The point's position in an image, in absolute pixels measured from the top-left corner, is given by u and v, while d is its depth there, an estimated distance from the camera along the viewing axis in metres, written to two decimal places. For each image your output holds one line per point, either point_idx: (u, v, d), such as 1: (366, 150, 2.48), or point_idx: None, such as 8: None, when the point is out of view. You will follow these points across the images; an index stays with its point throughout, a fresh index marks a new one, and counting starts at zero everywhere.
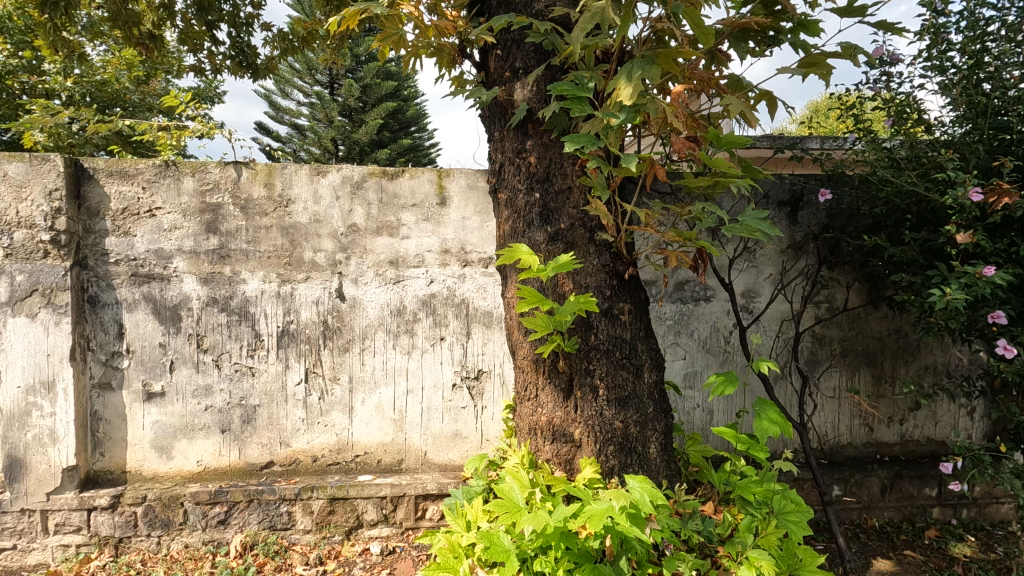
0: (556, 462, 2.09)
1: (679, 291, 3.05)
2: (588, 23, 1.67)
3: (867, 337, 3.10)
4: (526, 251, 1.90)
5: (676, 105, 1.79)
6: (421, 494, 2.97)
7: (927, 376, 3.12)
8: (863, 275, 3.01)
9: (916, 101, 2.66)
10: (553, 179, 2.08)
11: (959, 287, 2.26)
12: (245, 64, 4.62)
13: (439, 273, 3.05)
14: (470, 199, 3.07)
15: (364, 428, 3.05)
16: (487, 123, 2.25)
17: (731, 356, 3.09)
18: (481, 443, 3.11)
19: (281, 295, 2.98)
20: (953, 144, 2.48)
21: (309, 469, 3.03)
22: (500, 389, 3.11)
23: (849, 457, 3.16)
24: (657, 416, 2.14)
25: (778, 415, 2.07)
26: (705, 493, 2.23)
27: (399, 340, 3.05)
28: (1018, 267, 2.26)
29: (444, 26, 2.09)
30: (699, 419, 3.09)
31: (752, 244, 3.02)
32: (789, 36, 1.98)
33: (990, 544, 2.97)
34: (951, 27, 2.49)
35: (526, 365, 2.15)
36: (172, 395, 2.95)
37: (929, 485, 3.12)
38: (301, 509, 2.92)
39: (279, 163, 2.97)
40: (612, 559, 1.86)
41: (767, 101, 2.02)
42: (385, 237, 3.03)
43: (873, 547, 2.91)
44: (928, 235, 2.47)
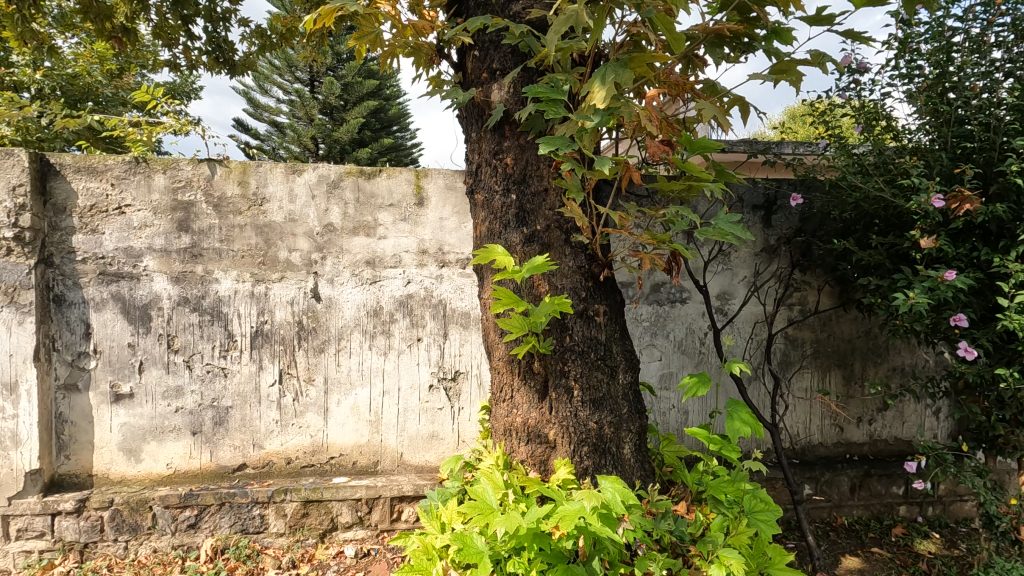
0: (531, 463, 2.10)
1: (656, 293, 3.08)
2: (562, 27, 1.67)
3: (838, 339, 3.17)
4: (501, 253, 1.90)
5: (650, 109, 1.79)
6: (397, 496, 2.95)
7: (895, 377, 3.20)
8: (834, 278, 3.08)
9: (884, 109, 2.72)
10: (530, 181, 2.08)
11: (922, 290, 2.33)
12: (222, 61, 4.55)
13: (416, 274, 3.04)
14: (448, 199, 3.06)
15: (339, 430, 3.02)
16: (464, 124, 2.25)
17: (706, 357, 3.13)
18: (458, 444, 3.10)
19: (254, 295, 2.94)
20: (919, 151, 2.54)
21: (283, 472, 2.99)
22: (477, 390, 3.10)
23: (819, 456, 3.22)
24: (631, 417, 2.16)
25: (749, 415, 2.10)
26: (678, 493, 2.26)
27: (376, 341, 3.03)
28: (979, 272, 2.34)
29: (422, 26, 2.09)
30: (674, 419, 3.13)
31: (727, 247, 3.07)
32: (763, 43, 2.01)
33: (954, 541, 3.05)
34: (917, 37, 2.55)
35: (501, 366, 2.16)
36: (141, 396, 2.89)
37: (896, 484, 3.20)
38: (274, 512, 2.88)
39: (254, 161, 2.93)
40: (585, 559, 1.87)
41: (740, 107, 2.05)
42: (362, 237, 3.00)
43: (842, 545, 2.97)
44: (894, 240, 2.54)
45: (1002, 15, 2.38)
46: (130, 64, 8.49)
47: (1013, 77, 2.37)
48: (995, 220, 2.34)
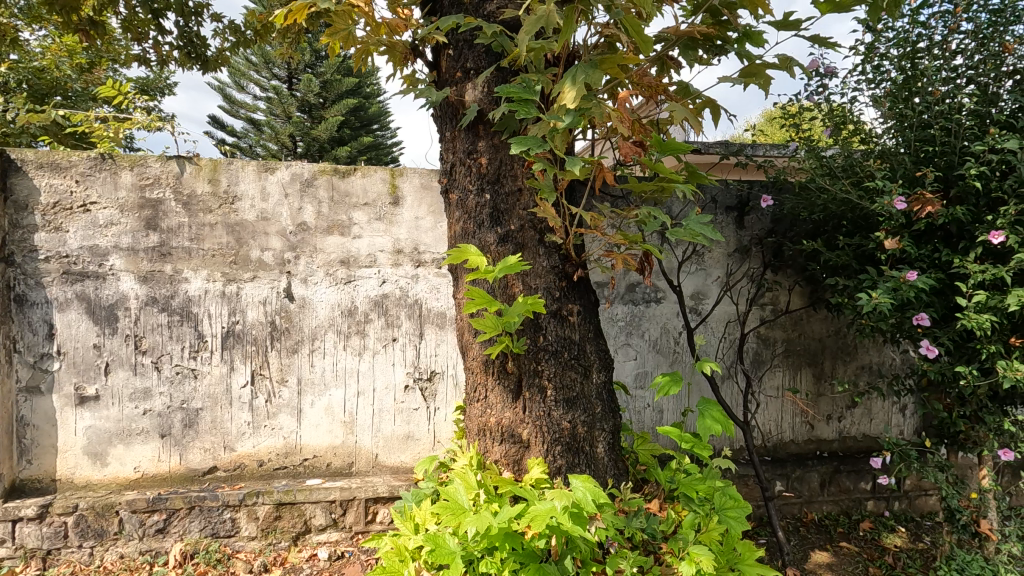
0: (504, 463, 2.10)
1: (631, 293, 3.10)
2: (533, 27, 1.68)
3: (809, 338, 3.23)
4: (474, 252, 1.90)
5: (621, 110, 1.80)
6: (371, 497, 2.92)
7: (863, 375, 3.27)
8: (804, 278, 3.14)
9: (853, 112, 2.77)
10: (504, 181, 2.08)
11: (885, 291, 2.39)
12: (194, 56, 4.46)
13: (391, 274, 3.02)
14: (424, 199, 3.04)
15: (313, 431, 2.99)
16: (439, 123, 2.23)
17: (681, 356, 3.17)
18: (433, 444, 3.09)
19: (225, 295, 2.89)
20: (884, 155, 2.60)
21: (255, 474, 2.94)
22: (452, 391, 3.09)
23: (791, 453, 3.27)
24: (605, 416, 2.17)
25: (720, 413, 2.13)
26: (652, 491, 2.27)
27: (350, 341, 3.00)
28: (940, 273, 2.40)
29: (397, 24, 2.08)
30: (648, 418, 3.16)
31: (701, 247, 3.11)
32: (735, 45, 2.03)
33: (919, 534, 3.13)
34: (884, 43, 2.60)
35: (475, 366, 2.16)
36: (108, 398, 2.81)
37: (864, 479, 3.27)
38: (245, 516, 2.83)
39: (225, 159, 2.89)
40: (557, 558, 1.87)
41: (711, 108, 2.07)
42: (336, 236, 2.97)
43: (811, 540, 3.03)
44: (860, 241, 2.61)
45: (963, 21, 2.45)
46: (100, 58, 8.24)
47: (974, 84, 2.44)
48: (955, 222, 2.41)
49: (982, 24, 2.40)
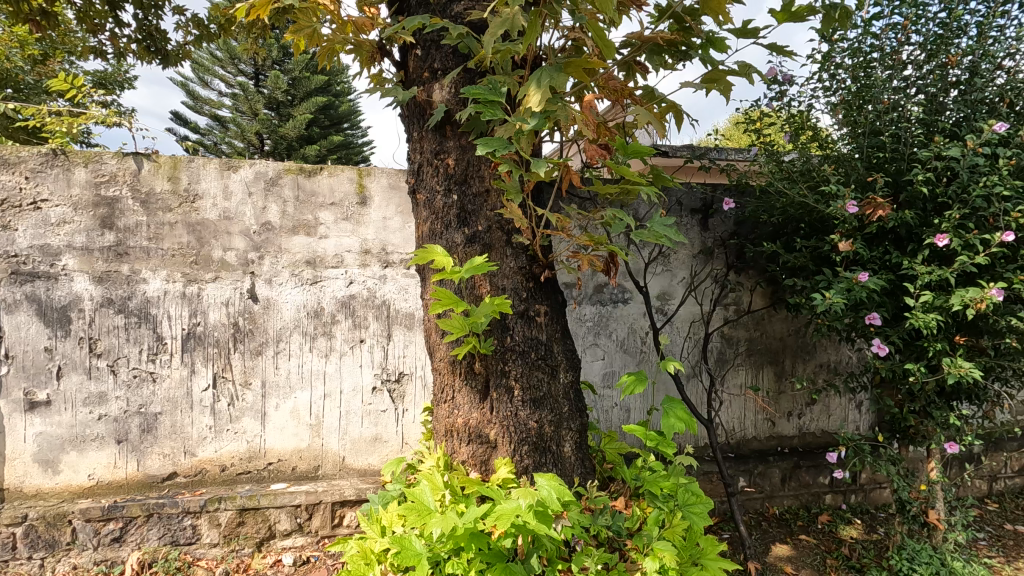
0: (472, 463, 2.10)
1: (598, 294, 3.14)
2: (498, 29, 1.68)
3: (770, 337, 3.32)
4: (440, 253, 1.89)
5: (586, 113, 1.82)
6: (338, 501, 2.87)
7: (821, 373, 3.38)
8: (765, 279, 3.24)
9: (810, 118, 2.86)
10: (471, 182, 2.09)
11: (839, 291, 2.48)
12: (154, 50, 4.33)
13: (358, 274, 2.99)
14: (392, 199, 3.02)
15: (278, 435, 2.93)
16: (406, 123, 2.22)
17: (647, 356, 3.22)
18: (402, 446, 3.06)
19: (186, 296, 2.81)
20: (839, 160, 2.70)
21: (217, 480, 2.87)
22: (421, 392, 3.08)
23: (753, 450, 3.36)
24: (572, 415, 2.19)
25: (684, 412, 2.17)
26: (618, 489, 2.30)
27: (316, 343, 2.96)
28: (890, 274, 2.50)
29: (363, 22, 2.06)
30: (616, 417, 3.21)
31: (667, 249, 3.16)
32: (699, 51, 2.07)
33: (874, 526, 3.26)
34: (840, 52, 2.70)
35: (443, 366, 2.16)
36: (59, 403, 2.71)
37: (823, 474, 3.38)
38: (207, 522, 2.75)
39: (185, 156, 2.81)
40: (523, 557, 1.88)
41: (675, 113, 2.11)
42: (302, 236, 2.92)
43: (772, 534, 3.12)
44: (817, 244, 2.71)
45: (912, 33, 2.55)
46: (54, 50, 7.92)
47: (923, 93, 2.55)
48: (905, 225, 2.52)
49: (930, 36, 2.51)
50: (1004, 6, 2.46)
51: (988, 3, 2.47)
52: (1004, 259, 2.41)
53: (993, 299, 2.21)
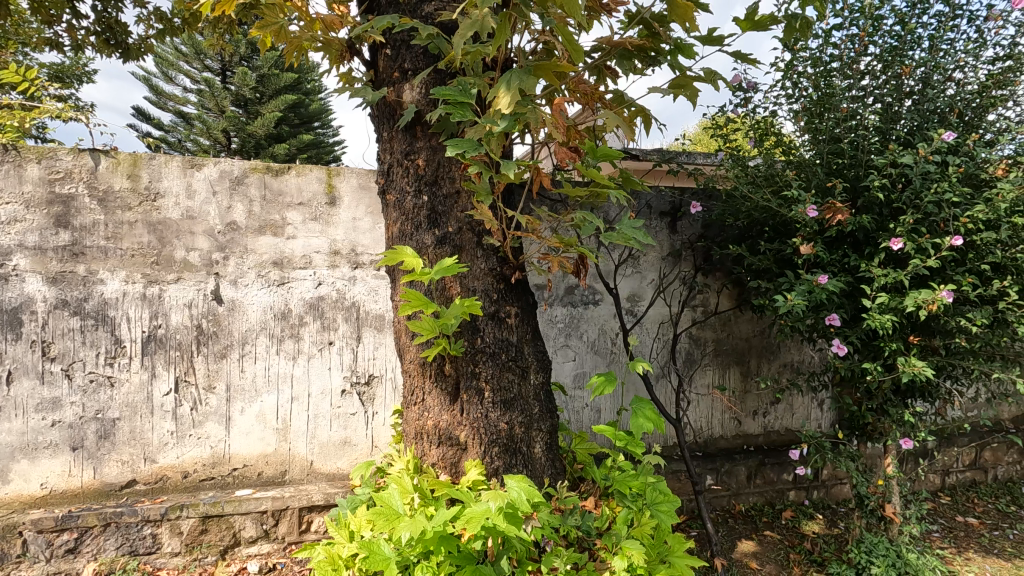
0: (442, 466, 2.09)
1: (569, 295, 3.16)
2: (467, 31, 1.68)
3: (737, 338, 3.40)
4: (410, 254, 1.87)
5: (556, 116, 1.82)
6: (306, 506, 2.82)
7: (785, 372, 3.47)
8: (731, 281, 3.32)
9: (774, 124, 2.94)
10: (441, 183, 2.08)
11: (801, 293, 2.55)
12: (113, 43, 4.19)
13: (327, 275, 2.94)
14: (362, 200, 2.99)
15: (243, 440, 2.86)
16: (376, 123, 2.20)
17: (617, 356, 3.26)
18: (372, 449, 3.03)
19: (146, 297, 2.73)
20: (800, 166, 2.79)
21: (179, 487, 2.79)
22: (392, 394, 3.05)
23: (720, 448, 3.42)
24: (542, 416, 2.19)
25: (653, 412, 2.20)
26: (588, 489, 2.32)
27: (283, 345, 2.90)
28: (849, 277, 2.59)
29: (332, 20, 2.04)
30: (586, 417, 3.23)
31: (637, 251, 3.20)
32: (668, 57, 2.11)
33: (834, 520, 3.37)
34: (801, 61, 2.78)
35: (413, 369, 2.15)
36: (9, 410, 2.59)
37: (787, 471, 3.47)
38: (168, 531, 2.67)
39: (146, 153, 2.73)
40: (493, 559, 1.87)
41: (644, 117, 2.15)
42: (269, 236, 2.87)
43: (739, 530, 3.19)
44: (780, 246, 2.79)
45: (870, 45, 2.64)
46: (5, 39, 7.59)
47: (879, 102, 2.64)
48: (862, 229, 2.61)
49: (885, 48, 2.60)
50: (954, 21, 2.57)
51: (938, 17, 2.58)
52: (954, 262, 2.52)
53: (944, 301, 2.30)
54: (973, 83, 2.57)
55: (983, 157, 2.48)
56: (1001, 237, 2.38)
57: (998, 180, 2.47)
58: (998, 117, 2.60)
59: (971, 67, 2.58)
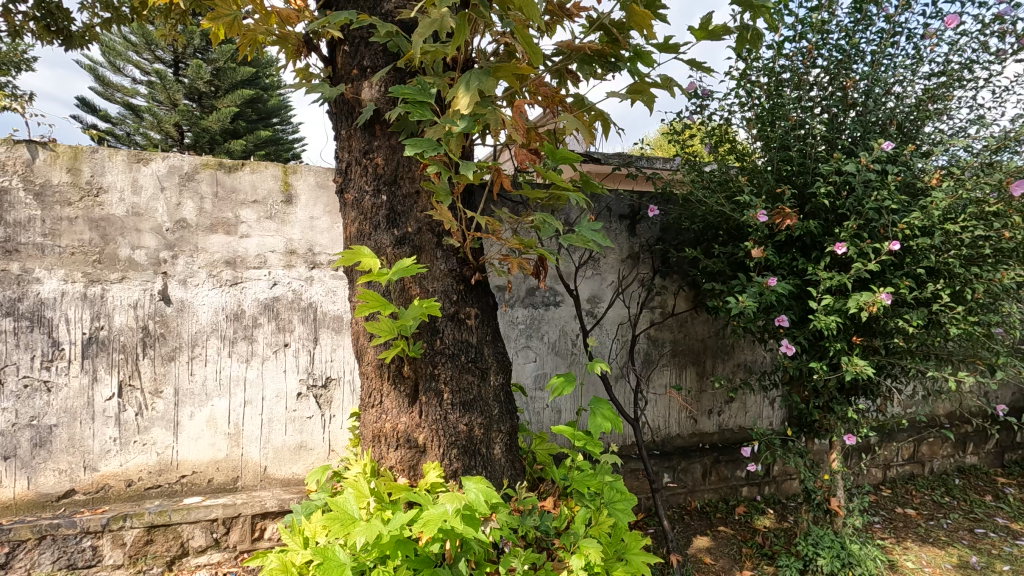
0: (399, 469, 2.06)
1: (531, 297, 3.17)
2: (426, 30, 1.65)
3: (693, 339, 3.48)
4: (368, 254, 1.84)
5: (516, 117, 1.82)
6: (259, 513, 2.73)
7: (738, 372, 3.58)
8: (687, 283, 3.40)
9: (729, 131, 3.03)
10: (401, 183, 2.06)
11: (752, 295, 2.64)
12: (54, 29, 3.97)
13: (283, 275, 2.87)
14: (319, 199, 2.92)
15: (192, 446, 2.76)
16: (334, 120, 2.16)
17: (577, 357, 3.29)
18: (328, 454, 2.97)
19: (87, 297, 2.60)
20: (751, 173, 2.89)
21: (123, 496, 2.67)
22: (350, 397, 2.99)
23: (677, 446, 3.50)
24: (501, 418, 2.19)
25: (610, 411, 2.24)
26: (547, 490, 2.34)
27: (236, 347, 2.81)
28: (797, 279, 2.70)
29: (288, 14, 1.99)
30: (547, 418, 3.25)
31: (597, 253, 3.24)
32: (628, 64, 2.14)
33: (784, 515, 3.50)
34: (754, 71, 2.87)
35: (371, 371, 2.11)
36: None
37: (739, 468, 3.58)
38: (109, 542, 2.54)
39: (87, 146, 2.60)
40: (450, 562, 1.86)
41: (603, 121, 2.18)
42: (221, 235, 2.77)
43: (694, 526, 3.27)
44: (733, 250, 2.89)
45: (817, 57, 2.76)
46: None
47: (826, 112, 2.76)
48: (809, 234, 2.72)
49: (832, 61, 2.72)
50: (894, 37, 2.71)
51: (880, 33, 2.71)
52: (893, 266, 2.65)
53: (883, 303, 2.41)
54: (910, 97, 2.71)
55: (919, 167, 2.62)
56: (934, 243, 2.51)
57: (932, 188, 2.60)
58: (934, 129, 2.75)
59: (909, 82, 2.72)
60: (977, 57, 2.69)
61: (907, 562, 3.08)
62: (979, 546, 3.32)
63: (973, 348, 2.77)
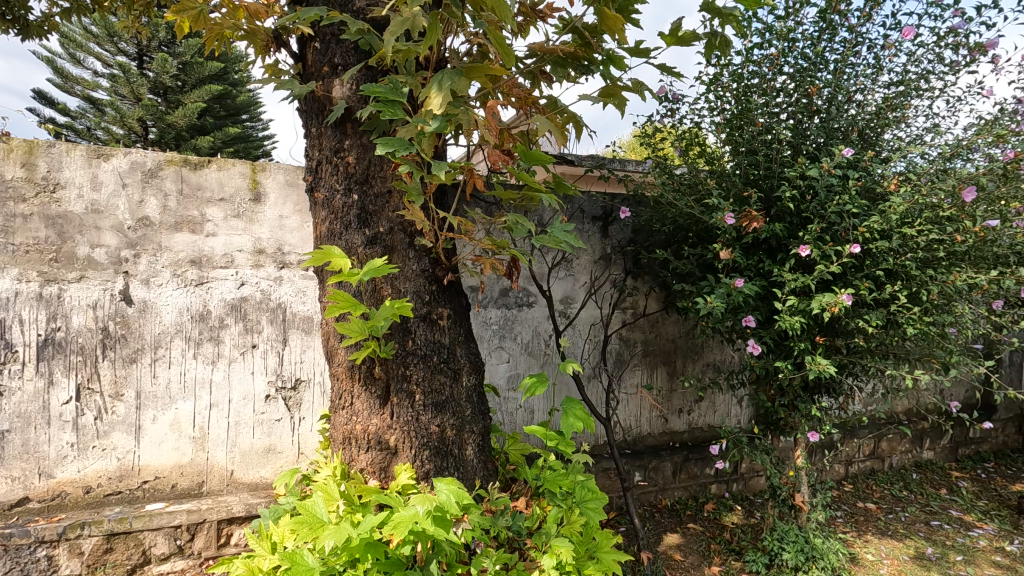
0: (370, 471, 2.04)
1: (504, 298, 3.17)
2: (398, 28, 1.64)
3: (663, 339, 3.54)
4: (338, 254, 1.81)
5: (488, 118, 1.82)
6: (225, 518, 2.67)
7: (707, 372, 3.65)
8: (659, 284, 3.45)
9: (698, 135, 3.09)
10: (372, 182, 2.03)
11: (720, 296, 2.69)
12: (9, 18, 3.81)
13: (251, 275, 2.81)
14: (289, 197, 2.87)
15: (155, 450, 2.68)
16: (304, 118, 2.13)
17: (549, 358, 3.31)
18: (298, 457, 2.92)
19: (43, 297, 2.50)
20: (720, 176, 2.95)
21: (81, 503, 2.57)
22: (320, 399, 2.95)
23: (648, 445, 3.54)
24: (474, 418, 2.18)
25: (582, 411, 2.25)
26: (519, 490, 2.34)
27: (201, 349, 2.74)
28: (763, 281, 2.77)
29: (257, 9, 1.94)
30: (519, 418, 3.26)
31: (570, 254, 3.27)
32: (600, 67, 2.16)
33: (751, 510, 3.58)
34: (724, 76, 2.94)
35: (341, 372, 2.09)
36: None
37: (708, 465, 3.65)
38: (66, 552, 2.45)
39: (44, 141, 2.50)
40: (422, 564, 1.84)
41: (575, 123, 2.19)
42: (186, 233, 2.70)
43: (664, 524, 3.32)
44: (702, 252, 2.95)
45: (784, 64, 2.83)
46: None
47: (792, 118, 2.84)
48: (775, 237, 2.80)
49: (797, 68, 2.80)
50: (856, 47, 2.80)
51: (843, 43, 2.80)
52: (854, 268, 2.75)
53: (844, 304, 2.49)
54: (871, 105, 2.81)
55: (878, 173, 2.71)
56: (892, 246, 2.61)
57: (890, 194, 2.70)
58: (893, 136, 2.85)
59: (869, 90, 2.82)
60: (933, 68, 2.80)
61: (867, 555, 3.18)
62: (935, 538, 3.45)
63: (929, 347, 2.88)
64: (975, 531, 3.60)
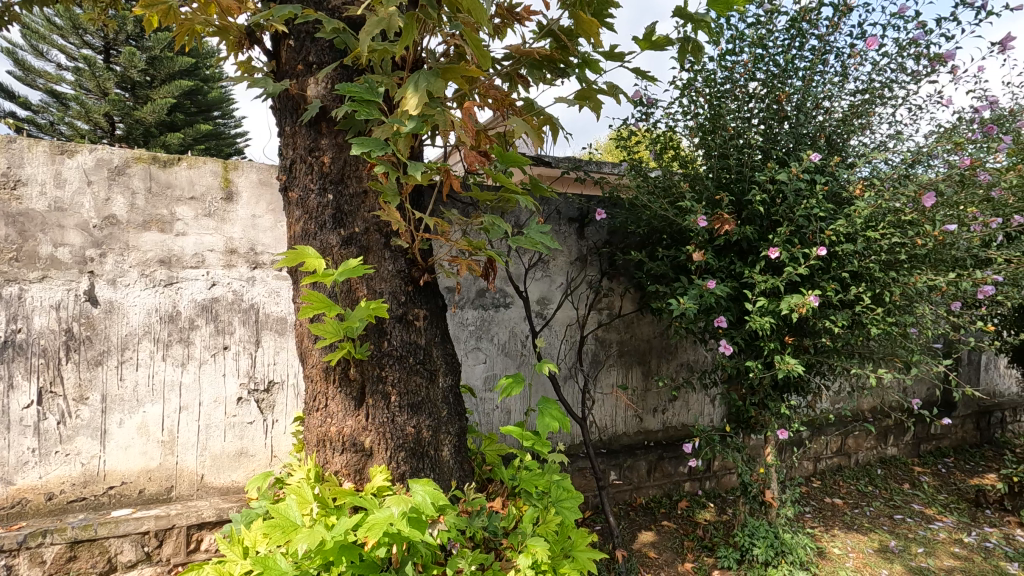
0: (345, 473, 2.02)
1: (481, 298, 3.17)
2: (373, 28, 1.64)
3: (638, 339, 3.58)
4: (312, 254, 1.79)
5: (464, 119, 1.82)
6: (195, 523, 2.61)
7: (681, 371, 3.72)
8: (633, 285, 3.49)
9: (673, 139, 3.14)
10: (348, 182, 2.02)
11: (692, 297, 2.74)
12: None
13: (222, 275, 2.75)
14: (261, 196, 2.83)
15: (121, 455, 2.61)
16: (277, 116, 2.10)
17: (526, 358, 3.32)
18: (270, 460, 2.87)
19: (2, 298, 2.41)
20: (693, 179, 3.01)
21: (43, 510, 2.49)
22: (293, 401, 2.91)
23: (623, 444, 3.58)
24: (450, 419, 2.18)
25: (558, 411, 2.27)
26: (495, 490, 2.35)
27: (171, 351, 2.68)
28: (734, 282, 2.83)
29: (229, 5, 1.91)
30: (496, 419, 3.26)
31: (547, 255, 3.29)
32: (576, 70, 2.19)
33: (723, 507, 3.65)
34: (698, 81, 2.99)
35: (315, 374, 2.07)
36: None
37: (682, 463, 3.71)
38: (26, 561, 2.37)
39: (4, 135, 2.42)
40: (397, 566, 1.84)
41: (551, 125, 2.21)
42: (154, 232, 2.64)
43: (639, 522, 3.36)
44: (675, 253, 3.01)
45: (756, 70, 2.90)
46: None
47: (763, 123, 2.91)
48: (746, 239, 2.86)
49: (768, 75, 2.87)
50: (824, 55, 2.88)
51: (812, 51, 2.88)
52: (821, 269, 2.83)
53: (811, 304, 2.56)
54: (838, 111, 2.89)
55: (844, 178, 2.80)
56: (857, 248, 2.69)
57: (855, 198, 2.79)
58: (859, 143, 2.94)
59: (837, 97, 2.91)
60: (896, 77, 2.90)
61: (834, 548, 3.27)
62: (898, 531, 3.57)
63: (891, 347, 2.98)
64: (935, 524, 3.73)
